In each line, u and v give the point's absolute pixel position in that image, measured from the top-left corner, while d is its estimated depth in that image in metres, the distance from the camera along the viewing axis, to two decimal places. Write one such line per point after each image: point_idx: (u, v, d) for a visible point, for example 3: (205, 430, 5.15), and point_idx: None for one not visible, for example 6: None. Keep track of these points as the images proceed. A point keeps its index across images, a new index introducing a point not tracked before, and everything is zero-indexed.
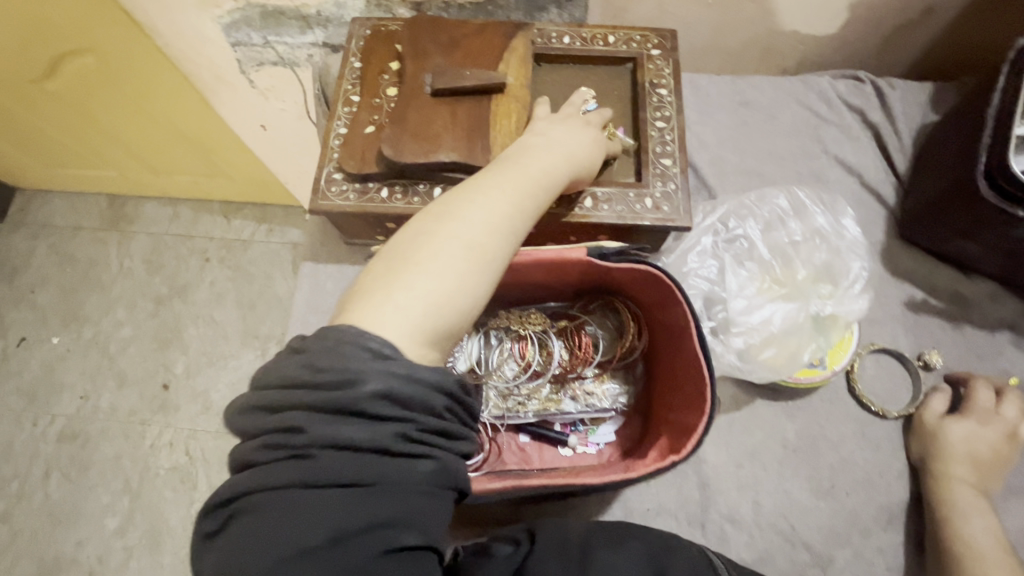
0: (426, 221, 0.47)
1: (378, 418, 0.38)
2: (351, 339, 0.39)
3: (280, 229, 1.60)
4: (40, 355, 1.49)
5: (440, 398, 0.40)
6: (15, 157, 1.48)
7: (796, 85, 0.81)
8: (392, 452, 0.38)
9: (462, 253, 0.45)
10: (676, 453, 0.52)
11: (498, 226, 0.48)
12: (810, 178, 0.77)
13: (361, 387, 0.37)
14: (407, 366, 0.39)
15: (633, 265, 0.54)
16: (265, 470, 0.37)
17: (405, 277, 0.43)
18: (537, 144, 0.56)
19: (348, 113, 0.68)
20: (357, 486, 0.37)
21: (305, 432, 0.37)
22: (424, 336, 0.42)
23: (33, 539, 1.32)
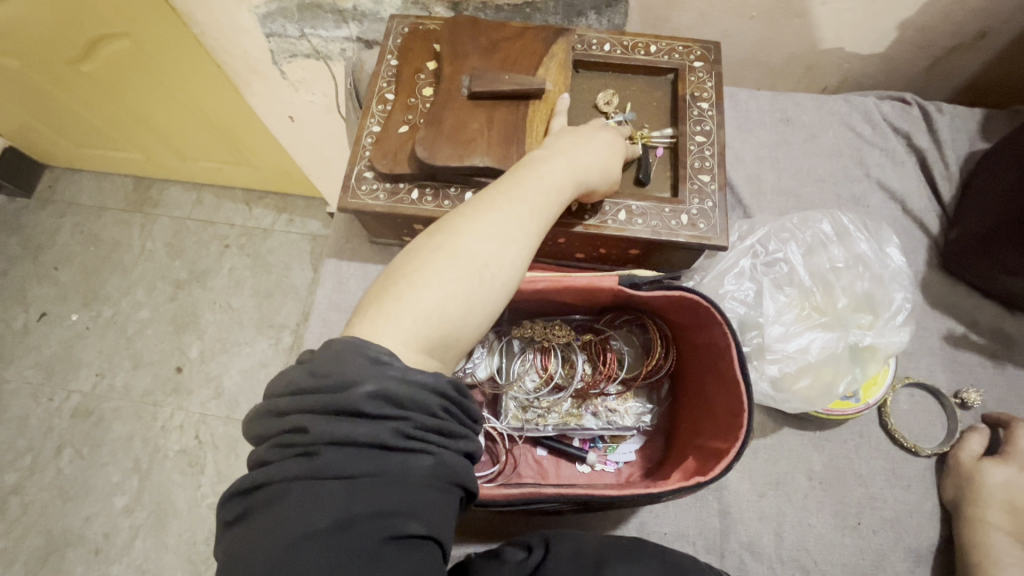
0: (429, 238, 0.48)
1: (374, 416, 0.37)
2: (350, 348, 0.40)
3: (300, 220, 1.60)
4: (59, 331, 1.51)
5: (437, 398, 0.39)
6: (47, 136, 1.51)
7: (839, 104, 0.78)
8: (391, 448, 0.37)
9: (462, 268, 0.45)
10: (703, 474, 0.50)
11: (499, 238, 0.48)
12: (850, 201, 0.74)
13: (355, 389, 0.37)
14: (401, 369, 0.39)
15: (670, 293, 0.54)
16: (272, 469, 0.37)
17: (406, 291, 0.44)
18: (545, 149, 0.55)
19: (382, 111, 0.67)
20: (359, 482, 0.36)
21: (308, 432, 0.37)
22: (419, 345, 0.43)
23: (42, 513, 1.33)
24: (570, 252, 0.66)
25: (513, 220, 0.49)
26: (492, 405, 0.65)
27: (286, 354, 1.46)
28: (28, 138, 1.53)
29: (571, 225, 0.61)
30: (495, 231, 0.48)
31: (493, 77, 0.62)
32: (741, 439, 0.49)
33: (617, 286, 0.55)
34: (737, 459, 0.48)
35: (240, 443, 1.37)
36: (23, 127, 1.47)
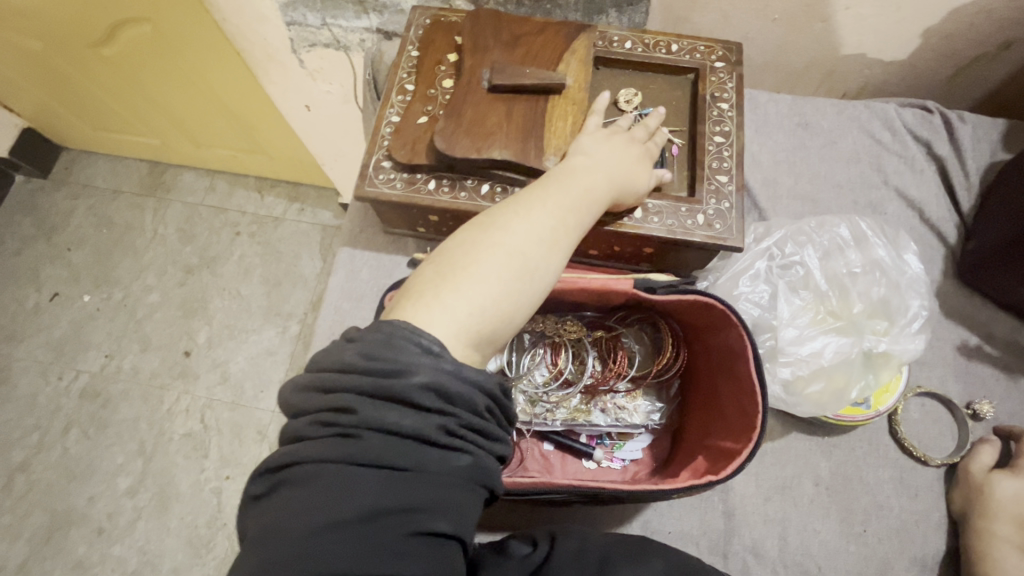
0: (482, 229, 0.47)
1: (423, 409, 0.37)
2: (404, 334, 0.39)
3: (312, 210, 1.61)
4: (70, 312, 1.52)
5: (484, 397, 0.40)
6: (65, 118, 1.52)
7: (859, 110, 0.78)
8: (434, 442, 0.37)
9: (512, 263, 0.46)
10: (714, 473, 0.50)
11: (545, 240, 0.48)
12: (867, 208, 0.74)
13: (409, 378, 0.37)
14: (454, 363, 0.39)
15: (685, 296, 0.54)
16: (309, 446, 0.37)
17: (456, 282, 0.44)
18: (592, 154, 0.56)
19: (401, 101, 0.67)
20: (396, 473, 0.36)
21: (353, 413, 0.37)
22: (468, 339, 0.43)
23: (47, 490, 1.35)
24: (583, 248, 0.66)
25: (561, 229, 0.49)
26: None
27: (293, 342, 1.47)
28: (47, 119, 1.55)
29: None
30: (547, 229, 0.48)
31: (512, 71, 0.63)
32: (754, 440, 0.49)
33: (633, 289, 0.56)
34: (749, 460, 0.48)
35: (244, 429, 1.38)
36: (43, 108, 1.49)
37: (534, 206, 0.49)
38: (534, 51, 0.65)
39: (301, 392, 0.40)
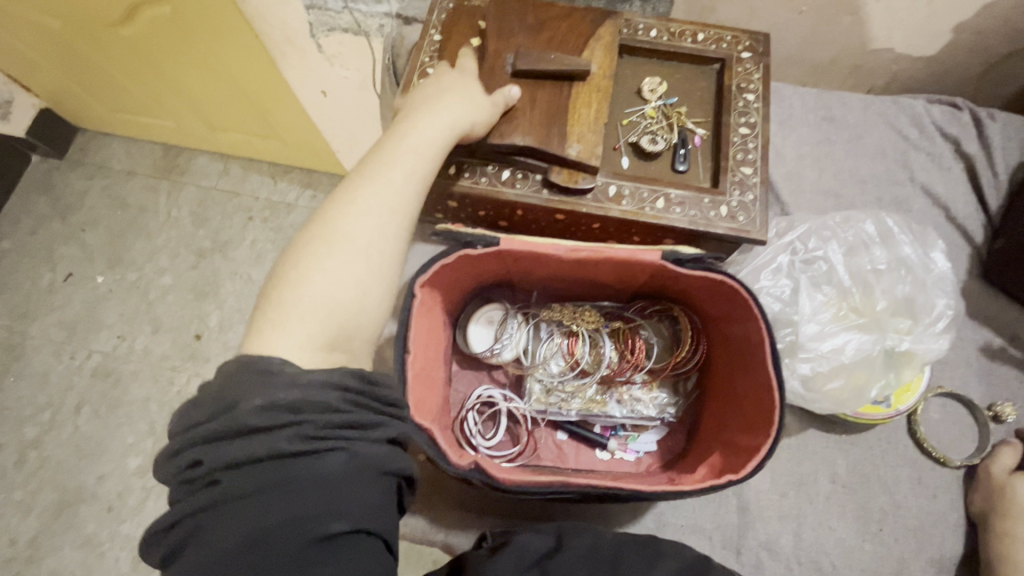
0: (321, 232, 0.45)
1: (265, 428, 0.35)
2: (238, 368, 0.38)
3: (324, 196, 1.61)
4: (83, 292, 1.54)
5: (336, 392, 0.38)
6: (82, 99, 1.53)
7: (886, 105, 0.76)
8: (294, 456, 0.35)
9: (362, 262, 0.44)
10: (733, 470, 0.50)
11: (394, 225, 0.47)
12: (891, 205, 0.73)
13: (240, 407, 0.36)
14: (289, 373, 0.37)
15: (708, 274, 0.53)
16: (181, 506, 0.35)
17: (293, 295, 0.42)
18: (429, 125, 0.52)
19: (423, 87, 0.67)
20: (270, 497, 0.34)
21: (205, 460, 0.36)
22: (322, 342, 0.41)
23: (59, 467, 1.36)
24: (603, 240, 0.66)
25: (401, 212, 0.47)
26: (516, 386, 0.66)
27: None
28: (64, 100, 1.55)
29: (608, 210, 0.61)
30: (386, 208, 0.47)
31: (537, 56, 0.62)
32: (772, 437, 0.48)
33: (661, 262, 0.55)
34: (767, 457, 0.47)
35: None
36: (60, 88, 1.49)
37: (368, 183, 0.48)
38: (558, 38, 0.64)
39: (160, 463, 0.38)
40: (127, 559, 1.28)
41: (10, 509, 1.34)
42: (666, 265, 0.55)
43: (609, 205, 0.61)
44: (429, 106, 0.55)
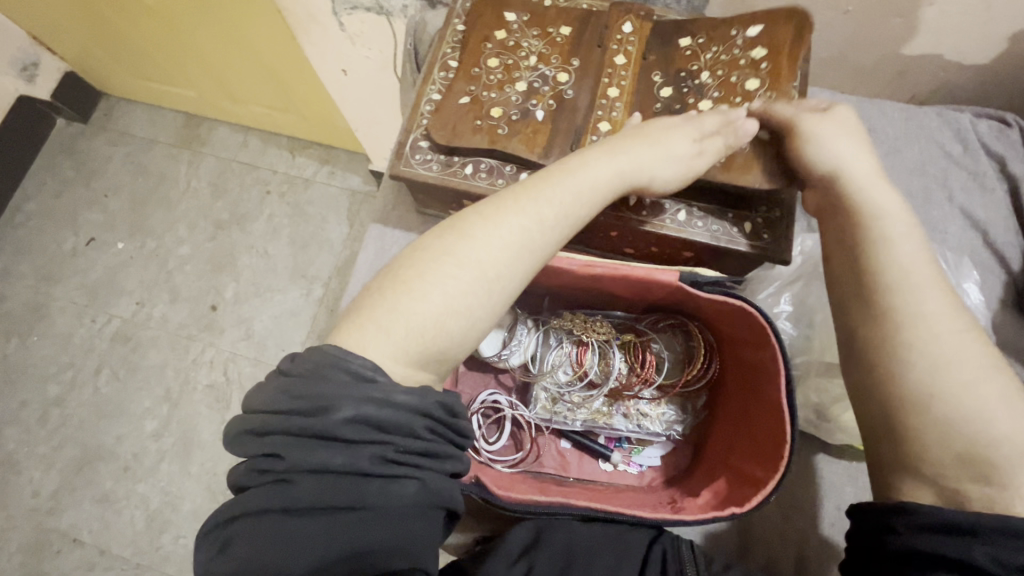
0: (444, 237, 0.50)
1: (354, 443, 0.39)
2: (335, 360, 0.42)
3: (341, 173, 1.60)
4: (105, 257, 1.56)
5: (422, 420, 0.41)
6: (106, 64, 1.53)
7: (931, 119, 0.73)
8: (371, 474, 0.39)
9: (474, 275, 0.48)
10: (738, 503, 0.49)
11: (507, 250, 0.49)
12: (925, 225, 0.70)
13: (333, 414, 0.39)
14: (383, 391, 0.41)
15: (724, 298, 0.52)
16: (250, 494, 0.39)
17: (399, 301, 0.46)
18: (592, 158, 0.54)
19: (444, 79, 0.65)
20: (339, 507, 0.38)
21: (284, 459, 0.39)
22: (409, 360, 0.45)
23: (79, 427, 1.41)
24: (620, 247, 0.65)
25: (524, 251, 0.50)
26: (523, 391, 0.66)
27: (316, 305, 1.48)
28: (89, 64, 1.56)
29: (628, 220, 0.59)
30: (513, 239, 0.50)
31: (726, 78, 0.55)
32: (781, 469, 0.47)
33: (677, 283, 0.54)
34: (775, 492, 0.46)
35: None
36: (84, 52, 1.49)
37: (505, 208, 0.51)
38: (730, 83, 0.61)
39: (233, 437, 0.42)
40: (141, 518, 1.33)
41: (31, 463, 1.39)
42: (683, 287, 0.53)
43: (625, 213, 0.59)
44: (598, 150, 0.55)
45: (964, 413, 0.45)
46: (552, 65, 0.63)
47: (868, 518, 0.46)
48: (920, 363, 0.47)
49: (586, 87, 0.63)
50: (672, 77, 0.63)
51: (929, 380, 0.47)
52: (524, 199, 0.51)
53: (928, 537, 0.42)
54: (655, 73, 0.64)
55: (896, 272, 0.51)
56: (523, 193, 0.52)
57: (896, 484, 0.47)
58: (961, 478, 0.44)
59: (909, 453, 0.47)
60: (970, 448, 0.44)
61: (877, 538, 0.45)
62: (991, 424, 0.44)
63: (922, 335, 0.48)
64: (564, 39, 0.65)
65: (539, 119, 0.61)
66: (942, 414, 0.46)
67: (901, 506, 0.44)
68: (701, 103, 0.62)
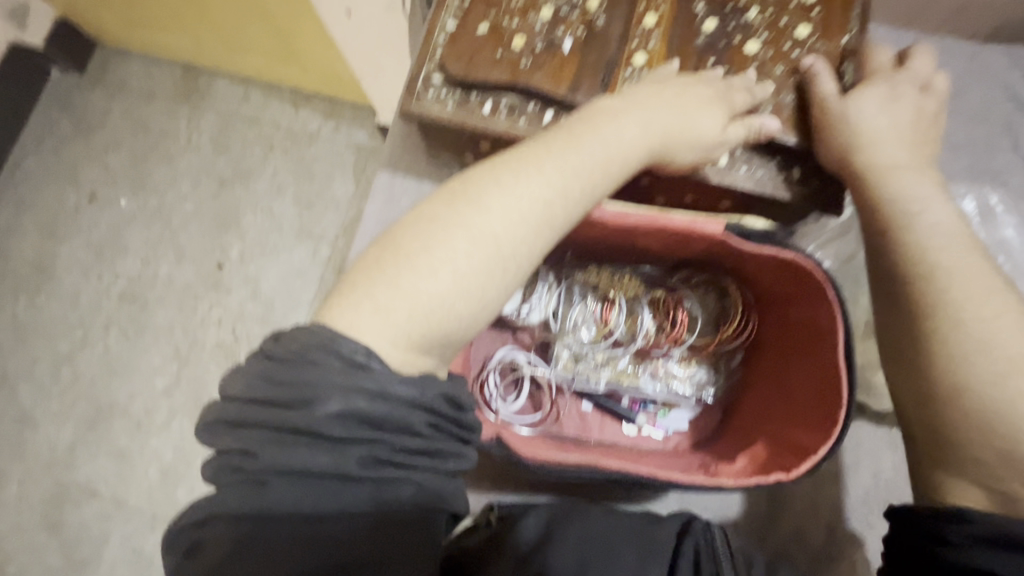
0: (446, 207, 0.44)
1: (342, 440, 0.36)
2: (325, 345, 0.38)
3: (347, 128, 1.53)
4: (108, 214, 1.52)
5: (422, 414, 0.39)
6: (96, 9, 1.44)
7: (998, 59, 0.68)
8: (360, 476, 0.37)
9: (483, 246, 0.43)
10: (783, 469, 0.45)
11: (518, 224, 0.43)
12: (987, 174, 0.65)
13: (319, 407, 0.36)
14: (377, 383, 0.37)
15: (780, 252, 0.47)
16: (221, 494, 0.37)
17: (400, 276, 0.42)
18: (613, 112, 0.47)
19: (459, 5, 0.58)
20: (324, 513, 0.36)
21: (261, 457, 0.36)
22: (412, 345, 0.41)
23: (90, 385, 1.41)
24: (650, 196, 0.60)
25: (544, 224, 0.45)
26: (543, 349, 0.62)
27: (324, 266, 1.44)
28: (79, 10, 1.47)
29: None
30: (531, 209, 0.44)
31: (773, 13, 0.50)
32: (834, 437, 0.43)
33: (722, 234, 0.48)
34: (825, 460, 0.43)
35: None
36: None
37: (516, 173, 0.44)
38: (780, 26, 0.56)
39: (203, 430, 0.39)
40: (156, 474, 1.34)
41: (45, 420, 1.39)
42: (728, 238, 0.48)
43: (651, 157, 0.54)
44: (601, 105, 0.48)
45: (1006, 405, 0.43)
46: None
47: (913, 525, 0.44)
48: (951, 358, 0.45)
49: (619, 14, 0.56)
50: (717, 8, 0.57)
51: (965, 374, 0.44)
52: (538, 164, 0.45)
53: (987, 554, 0.40)
54: (698, 1, 0.57)
55: (937, 262, 0.47)
56: (534, 158, 0.45)
57: (941, 483, 0.46)
58: (1006, 477, 0.43)
59: (949, 448, 0.45)
60: (1014, 445, 0.42)
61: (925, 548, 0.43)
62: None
63: (964, 323, 0.45)
64: None
65: (566, 51, 0.55)
66: (982, 408, 0.43)
67: (956, 513, 0.42)
68: (747, 43, 0.55)
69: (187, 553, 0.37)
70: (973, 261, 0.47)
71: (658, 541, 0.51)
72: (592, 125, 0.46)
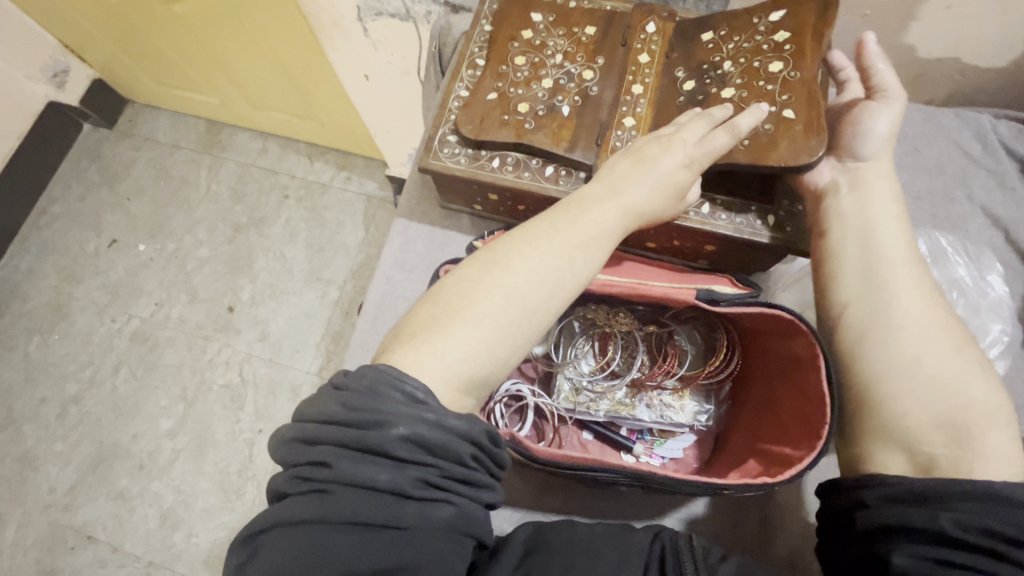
0: (484, 268, 0.50)
1: (402, 461, 0.40)
2: (391, 380, 0.42)
3: (358, 179, 1.63)
4: (126, 259, 1.59)
5: (468, 446, 0.42)
6: (133, 71, 1.58)
7: (951, 119, 0.76)
8: (412, 496, 0.40)
9: (519, 307, 0.48)
10: (767, 478, 0.50)
11: (541, 285, 0.49)
12: (946, 224, 0.72)
13: (388, 430, 0.40)
14: (435, 414, 0.41)
15: (745, 309, 0.53)
16: (288, 503, 0.40)
17: (449, 325, 0.46)
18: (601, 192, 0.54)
19: (471, 76, 0.67)
20: (370, 525, 0.39)
21: (328, 468, 0.40)
22: (461, 385, 0.45)
23: (96, 425, 1.43)
24: (641, 241, 0.67)
25: (558, 284, 0.50)
26: (545, 382, 0.67)
27: (331, 308, 1.50)
28: (116, 71, 1.61)
29: None
30: (547, 269, 0.50)
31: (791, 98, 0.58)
32: (814, 450, 0.48)
33: (694, 300, 0.56)
34: (807, 469, 0.47)
35: (279, 386, 1.43)
36: (112, 59, 1.54)
37: (541, 241, 0.51)
38: (754, 69, 0.61)
39: (282, 447, 0.43)
40: (154, 517, 1.33)
41: (49, 459, 1.40)
42: (700, 304, 0.55)
43: None
44: (601, 187, 0.55)
45: (947, 378, 0.46)
46: (577, 63, 0.66)
47: (839, 502, 0.45)
48: (932, 348, 0.47)
49: (610, 84, 0.65)
50: (695, 69, 0.64)
51: (913, 349, 0.47)
52: (545, 232, 0.51)
53: (896, 508, 0.41)
54: (679, 70, 0.65)
55: (889, 253, 0.52)
56: (548, 230, 0.52)
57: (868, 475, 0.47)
58: (936, 440, 0.45)
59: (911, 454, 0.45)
60: (954, 412, 0.45)
61: (849, 517, 0.44)
62: (966, 389, 0.46)
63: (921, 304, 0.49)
64: (588, 38, 0.67)
65: (564, 114, 0.63)
66: (930, 377, 0.46)
67: (868, 481, 0.44)
68: (723, 91, 0.62)
69: (249, 558, 0.40)
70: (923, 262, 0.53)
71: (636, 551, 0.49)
72: (582, 207, 0.53)
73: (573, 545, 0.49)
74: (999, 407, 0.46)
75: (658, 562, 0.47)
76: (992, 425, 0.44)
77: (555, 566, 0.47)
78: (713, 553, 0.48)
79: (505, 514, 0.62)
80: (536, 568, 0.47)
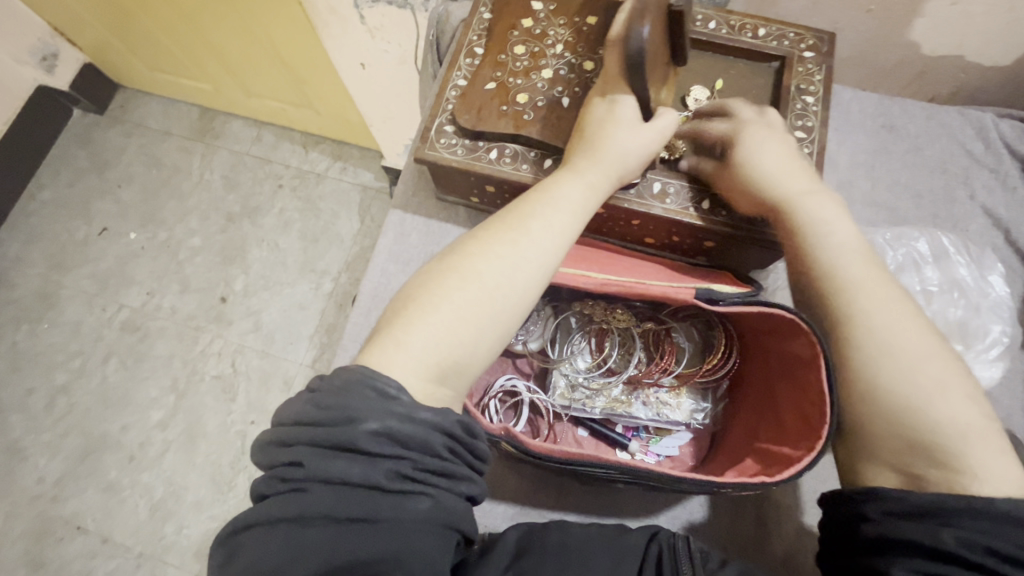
0: (444, 260, 0.50)
1: (375, 455, 0.39)
2: (360, 377, 0.41)
3: (353, 169, 1.61)
4: (116, 247, 1.57)
5: (442, 437, 0.41)
6: (123, 54, 1.54)
7: (953, 118, 0.75)
8: (387, 489, 0.38)
9: (477, 291, 0.47)
10: (766, 476, 0.49)
11: (500, 266, 0.49)
12: (947, 223, 0.71)
13: (358, 425, 0.39)
14: (406, 407, 0.40)
15: (745, 307, 0.52)
16: (266, 504, 0.39)
17: (410, 315, 0.46)
18: (561, 177, 0.54)
19: (469, 65, 0.66)
20: (345, 521, 0.37)
21: (303, 467, 0.39)
22: (429, 375, 0.44)
23: (85, 415, 1.41)
24: (640, 236, 0.66)
25: (517, 263, 0.49)
26: (540, 377, 0.66)
27: (325, 300, 1.48)
28: (106, 55, 1.57)
29: (651, 207, 0.60)
30: (508, 253, 0.49)
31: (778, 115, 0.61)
32: (815, 450, 0.47)
33: (693, 298, 0.55)
34: (807, 468, 0.47)
35: (271, 378, 1.41)
36: (103, 43, 1.51)
37: (501, 229, 0.51)
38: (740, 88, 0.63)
39: (261, 451, 0.42)
40: (145, 508, 1.32)
41: (37, 450, 1.39)
42: (699, 303, 0.54)
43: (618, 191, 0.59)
44: (561, 172, 0.55)
45: (907, 402, 0.44)
46: (578, 53, 0.64)
47: (836, 510, 0.45)
48: (889, 372, 0.45)
49: None
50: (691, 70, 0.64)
51: (876, 373, 0.46)
52: (512, 221, 0.51)
53: (902, 522, 0.40)
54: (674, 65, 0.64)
55: (834, 275, 0.51)
56: (502, 218, 0.52)
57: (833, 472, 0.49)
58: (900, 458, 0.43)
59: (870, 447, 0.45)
60: (916, 434, 0.43)
61: (850, 526, 0.43)
62: (931, 410, 0.43)
63: (872, 326, 0.47)
64: (589, 28, 0.65)
65: (564, 106, 0.62)
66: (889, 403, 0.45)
67: (869, 490, 0.43)
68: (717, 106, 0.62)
69: (229, 560, 0.39)
70: (875, 274, 0.50)
71: (632, 553, 0.48)
72: (535, 192, 0.54)
73: (565, 544, 0.49)
74: (973, 421, 0.43)
75: (654, 561, 0.47)
76: (968, 441, 0.42)
77: (547, 567, 0.46)
78: (712, 557, 0.48)
79: (499, 510, 0.61)
80: (529, 569, 0.46)
